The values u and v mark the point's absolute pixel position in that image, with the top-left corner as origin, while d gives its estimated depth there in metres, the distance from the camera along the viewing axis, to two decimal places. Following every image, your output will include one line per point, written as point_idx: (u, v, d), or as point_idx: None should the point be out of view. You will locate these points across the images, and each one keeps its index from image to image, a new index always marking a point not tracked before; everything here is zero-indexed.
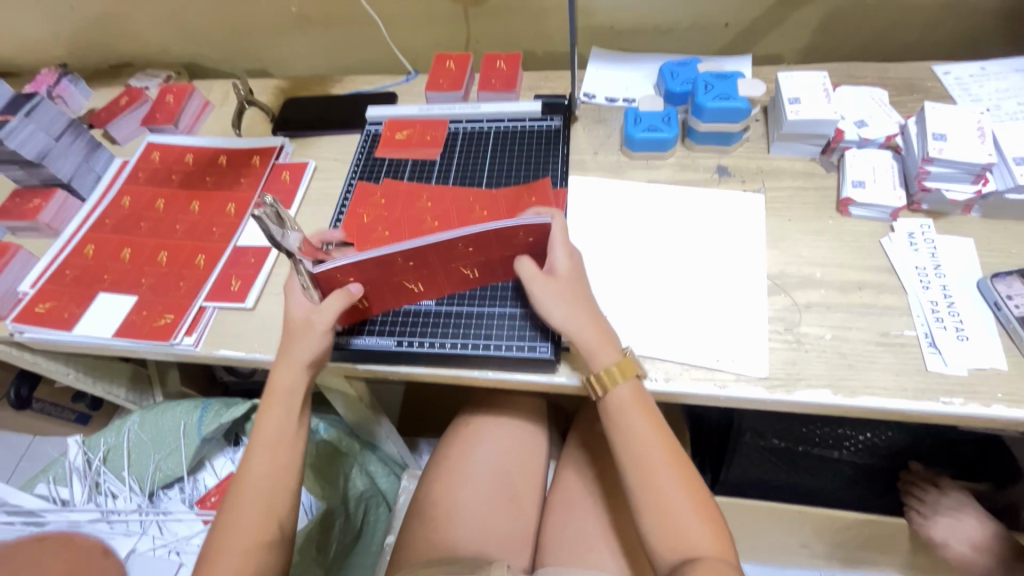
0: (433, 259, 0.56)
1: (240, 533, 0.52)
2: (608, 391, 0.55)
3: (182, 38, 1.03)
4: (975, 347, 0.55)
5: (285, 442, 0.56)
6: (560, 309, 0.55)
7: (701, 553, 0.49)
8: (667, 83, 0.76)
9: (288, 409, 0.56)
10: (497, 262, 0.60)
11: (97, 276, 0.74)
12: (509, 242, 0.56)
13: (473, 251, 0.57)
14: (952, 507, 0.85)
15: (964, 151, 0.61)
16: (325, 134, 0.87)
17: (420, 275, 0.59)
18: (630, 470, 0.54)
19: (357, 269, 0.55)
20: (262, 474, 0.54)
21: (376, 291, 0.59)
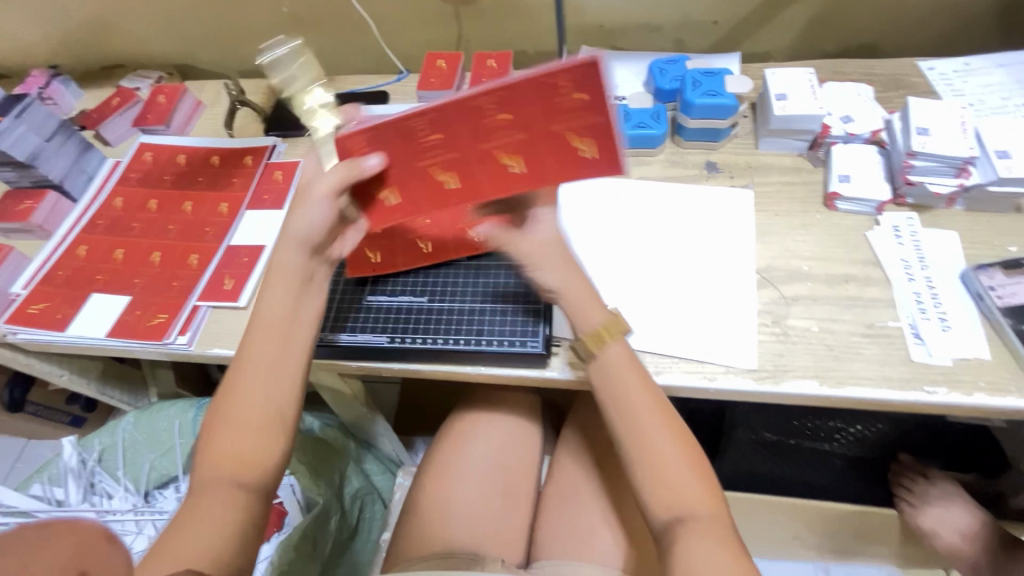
0: (461, 133, 0.50)
1: (235, 425, 0.49)
2: (601, 351, 0.55)
3: (173, 39, 1.03)
4: (958, 337, 0.56)
5: (287, 329, 0.51)
6: (555, 274, 0.56)
7: (697, 511, 0.50)
8: (656, 80, 0.77)
9: (288, 286, 0.52)
10: (540, 142, 0.52)
11: (89, 277, 0.74)
12: (549, 101, 0.48)
13: (511, 119, 0.49)
14: (940, 497, 0.86)
15: (946, 145, 0.62)
16: (317, 134, 0.87)
17: (450, 163, 0.53)
18: (621, 425, 0.54)
19: (375, 140, 0.50)
20: (258, 365, 0.50)
21: (402, 181, 0.54)
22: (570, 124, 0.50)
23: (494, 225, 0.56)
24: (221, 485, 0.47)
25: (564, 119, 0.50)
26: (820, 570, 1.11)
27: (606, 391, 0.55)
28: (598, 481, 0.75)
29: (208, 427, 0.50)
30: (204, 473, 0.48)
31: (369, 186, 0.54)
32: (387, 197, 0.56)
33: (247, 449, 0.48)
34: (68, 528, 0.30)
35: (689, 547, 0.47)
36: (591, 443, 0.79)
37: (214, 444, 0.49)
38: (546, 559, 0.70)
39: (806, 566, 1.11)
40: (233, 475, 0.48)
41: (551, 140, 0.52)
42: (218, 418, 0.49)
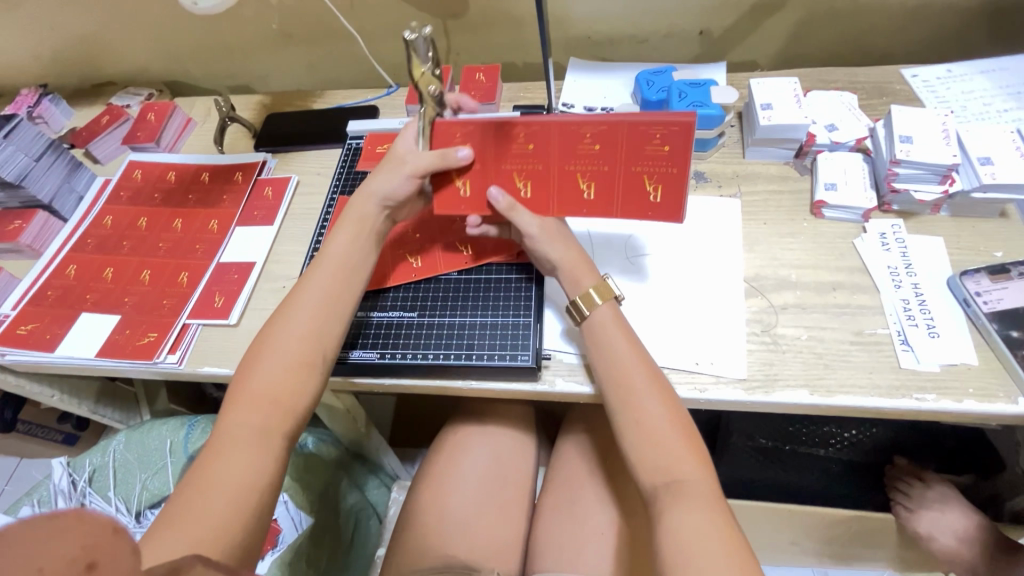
0: (552, 147, 0.57)
1: (274, 360, 0.52)
2: (592, 311, 0.57)
3: (163, 56, 1.04)
4: (946, 343, 0.57)
5: (348, 275, 0.57)
6: (556, 247, 0.59)
7: (687, 476, 0.49)
8: (643, 91, 0.77)
9: (358, 233, 0.59)
10: (619, 181, 0.57)
11: (79, 296, 0.74)
12: (641, 144, 0.55)
13: (600, 152, 0.56)
14: (937, 500, 0.85)
15: (930, 152, 0.63)
16: (307, 149, 0.87)
17: (530, 172, 0.58)
18: (610, 385, 0.55)
19: (474, 131, 0.57)
20: (311, 306, 0.55)
21: (480, 176, 0.59)
22: (650, 174, 0.56)
23: (504, 198, 0.57)
24: (244, 419, 0.50)
25: (650, 168, 0.56)
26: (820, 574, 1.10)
27: (599, 352, 0.56)
28: (597, 485, 0.74)
29: (245, 364, 0.53)
30: (231, 407, 0.51)
31: (450, 174, 0.59)
32: (460, 191, 0.60)
33: (279, 385, 0.51)
34: (76, 520, 0.25)
35: (678, 511, 0.48)
36: (592, 455, 0.78)
37: (249, 386, 0.51)
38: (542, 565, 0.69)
39: (805, 570, 1.11)
40: (249, 414, 0.50)
41: (632, 185, 0.57)
42: (257, 354, 0.53)
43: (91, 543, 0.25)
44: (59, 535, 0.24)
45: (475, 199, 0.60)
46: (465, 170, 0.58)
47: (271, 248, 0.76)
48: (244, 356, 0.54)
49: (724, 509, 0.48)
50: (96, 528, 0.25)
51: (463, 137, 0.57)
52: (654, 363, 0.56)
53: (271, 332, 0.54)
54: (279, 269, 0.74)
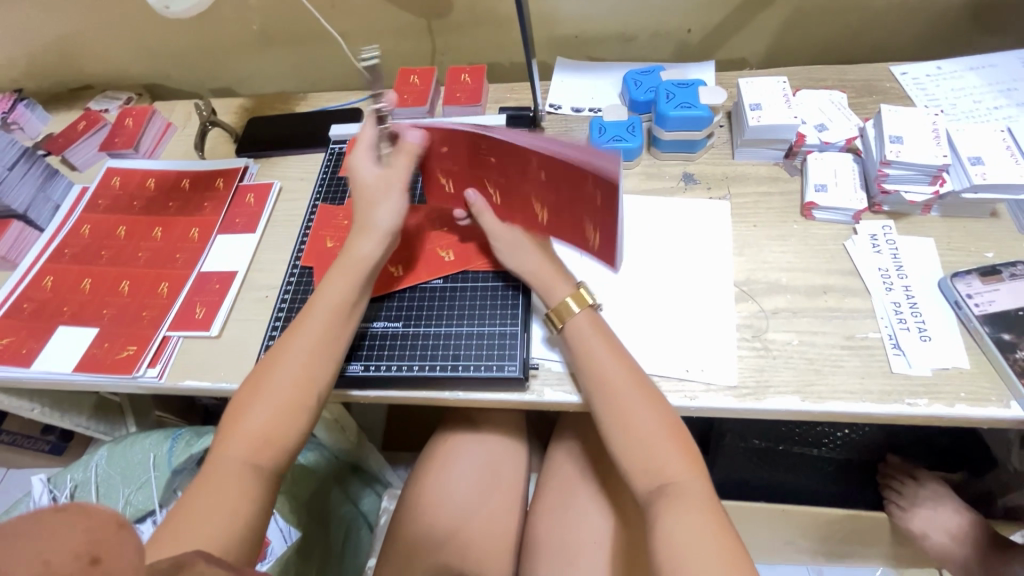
0: (509, 167, 0.58)
1: (268, 402, 0.51)
2: (567, 322, 0.57)
3: (141, 59, 1.01)
4: (938, 347, 0.56)
5: (341, 319, 0.56)
6: (521, 255, 0.61)
7: (678, 478, 0.49)
8: (631, 92, 0.76)
9: (349, 276, 0.57)
10: (568, 210, 0.59)
11: (56, 309, 0.72)
12: (583, 184, 0.55)
13: (550, 182, 0.57)
14: (930, 498, 0.84)
15: (920, 152, 0.62)
16: (290, 153, 0.85)
17: (495, 183, 0.61)
18: (594, 394, 0.54)
19: (446, 139, 0.59)
20: (304, 350, 0.54)
21: (459, 176, 0.63)
22: (593, 210, 0.57)
23: (478, 201, 0.63)
24: (237, 457, 0.49)
25: (594, 205, 0.57)
26: (814, 571, 1.10)
27: (578, 357, 0.55)
28: (590, 490, 0.72)
29: (237, 402, 0.52)
30: (225, 442, 0.50)
31: (434, 172, 0.64)
32: (446, 186, 0.65)
33: (273, 425, 0.50)
34: (81, 512, 0.24)
35: (671, 520, 0.47)
36: (583, 459, 0.75)
37: (243, 423, 0.50)
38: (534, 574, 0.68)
39: (800, 568, 1.10)
40: (244, 451, 0.49)
41: (578, 218, 0.60)
42: (249, 395, 0.52)
43: (97, 535, 0.24)
44: (62, 528, 0.23)
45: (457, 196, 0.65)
46: (446, 169, 0.63)
47: (254, 256, 0.74)
48: (239, 391, 0.53)
49: (719, 511, 0.47)
50: (97, 523, 0.24)
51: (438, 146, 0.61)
52: (636, 364, 0.55)
53: (262, 379, 0.52)
54: (261, 278, 0.72)
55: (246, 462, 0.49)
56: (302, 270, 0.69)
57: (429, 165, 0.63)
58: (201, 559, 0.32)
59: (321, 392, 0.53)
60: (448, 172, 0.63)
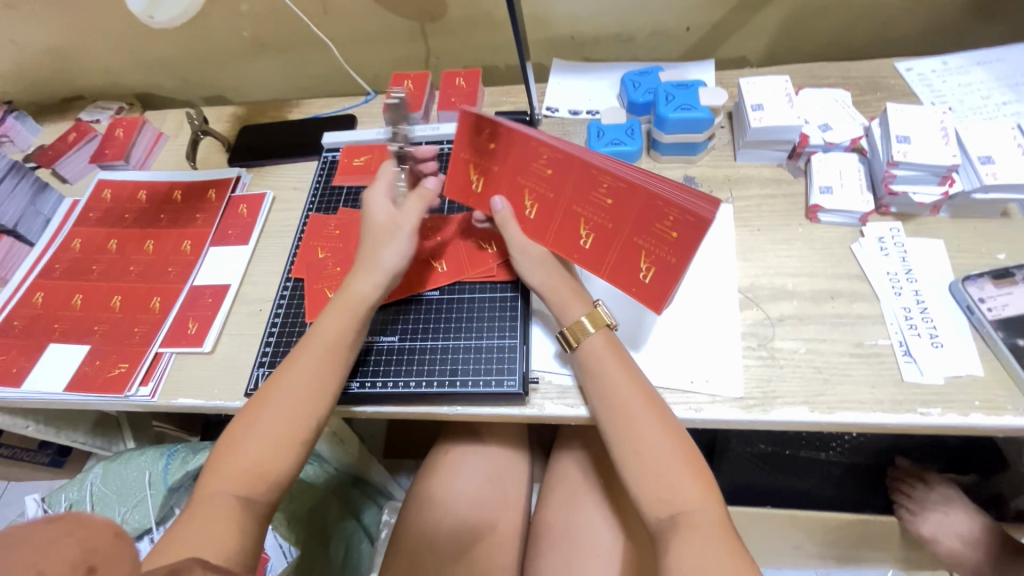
0: (570, 179, 0.56)
1: (259, 435, 0.50)
2: (581, 343, 0.55)
3: (131, 68, 0.99)
4: (950, 353, 0.54)
5: (337, 355, 0.55)
6: (539, 273, 0.58)
7: (691, 506, 0.47)
8: (629, 93, 0.75)
9: (347, 313, 0.56)
10: (622, 242, 0.56)
11: (47, 326, 0.70)
12: (651, 217, 0.54)
13: (613, 210, 0.55)
14: (939, 501, 0.82)
15: (928, 152, 0.60)
16: (283, 162, 0.84)
17: (542, 194, 0.58)
18: (608, 418, 0.52)
19: (499, 135, 0.56)
20: (296, 385, 0.52)
21: (497, 180, 0.59)
22: (650, 249, 0.55)
23: (505, 209, 0.59)
24: (226, 492, 0.48)
25: (653, 242, 0.55)
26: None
27: (593, 381, 0.54)
28: (594, 502, 0.71)
29: (228, 434, 0.51)
30: (214, 475, 0.49)
31: (471, 165, 0.60)
32: (474, 186, 0.60)
33: (264, 458, 0.49)
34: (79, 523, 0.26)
35: (683, 551, 0.45)
36: (587, 470, 0.74)
37: (232, 449, 0.50)
38: None
39: (808, 572, 1.08)
40: (233, 485, 0.48)
41: (626, 257, 0.57)
42: (241, 429, 0.51)
43: (91, 546, 0.25)
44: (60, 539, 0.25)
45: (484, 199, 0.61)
46: (488, 165, 0.59)
47: (247, 269, 0.73)
48: (233, 417, 0.52)
49: (733, 538, 0.46)
50: (95, 533, 0.26)
51: (487, 138, 0.57)
52: (652, 388, 0.54)
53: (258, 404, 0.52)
54: (255, 291, 0.71)
55: (234, 496, 0.48)
56: (294, 283, 0.68)
57: (466, 156, 0.59)
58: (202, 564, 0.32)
59: (312, 423, 0.52)
60: (486, 170, 0.59)
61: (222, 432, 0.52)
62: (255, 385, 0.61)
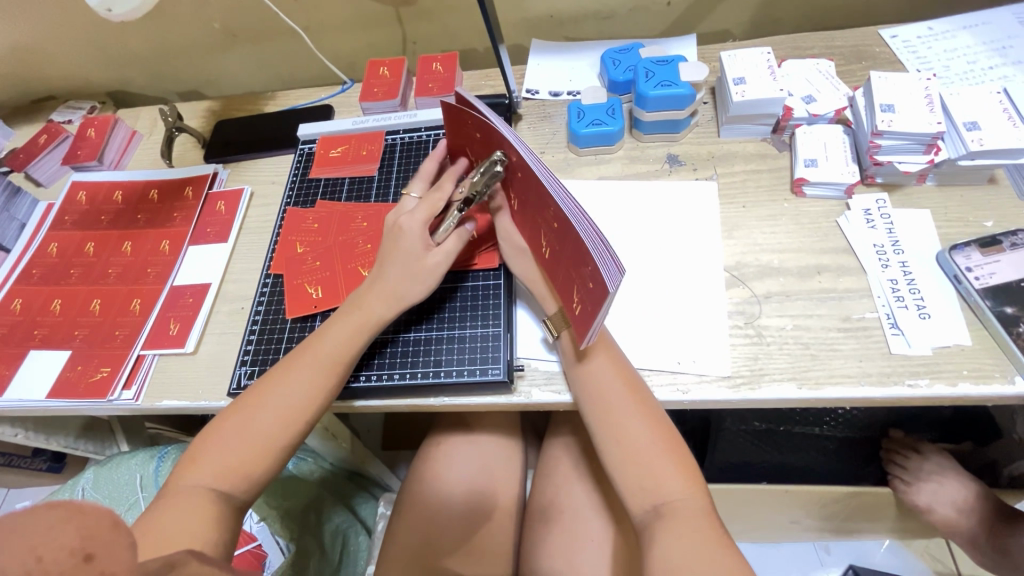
0: (524, 179, 0.51)
1: (246, 434, 0.50)
2: (561, 333, 0.55)
3: (101, 66, 0.97)
4: (938, 324, 0.54)
5: (338, 369, 0.54)
6: (519, 263, 0.59)
7: (675, 495, 0.48)
8: (609, 72, 0.73)
9: (354, 326, 0.55)
10: (563, 266, 0.49)
11: (26, 333, 0.69)
12: (574, 244, 0.45)
13: (556, 231, 0.48)
14: (934, 471, 0.81)
15: (913, 121, 0.59)
16: (260, 156, 0.82)
17: (518, 190, 0.54)
18: (591, 408, 0.52)
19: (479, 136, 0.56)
20: (291, 391, 0.52)
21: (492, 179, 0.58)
22: (579, 284, 0.47)
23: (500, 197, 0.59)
24: (205, 487, 0.48)
25: (580, 276, 0.46)
26: (821, 549, 1.07)
27: (576, 372, 0.54)
28: (587, 486, 0.71)
29: (213, 427, 0.51)
30: (194, 468, 0.49)
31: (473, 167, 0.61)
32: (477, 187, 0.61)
33: (247, 458, 0.49)
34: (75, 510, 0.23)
35: (666, 539, 0.45)
36: (580, 455, 0.74)
37: (214, 451, 0.49)
38: None
39: (806, 547, 1.08)
40: (211, 479, 0.48)
41: (569, 285, 0.50)
42: (228, 425, 0.51)
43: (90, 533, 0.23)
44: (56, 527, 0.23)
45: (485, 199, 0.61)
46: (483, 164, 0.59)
47: (227, 266, 0.72)
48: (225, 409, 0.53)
49: (716, 526, 0.46)
50: (90, 522, 0.24)
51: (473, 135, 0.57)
52: (637, 376, 0.54)
53: (244, 403, 0.52)
54: (236, 289, 0.70)
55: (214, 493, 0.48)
56: (274, 279, 0.67)
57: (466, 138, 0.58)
58: (192, 559, 0.32)
59: (300, 426, 0.52)
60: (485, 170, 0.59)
61: (212, 417, 0.52)
62: (238, 384, 0.60)
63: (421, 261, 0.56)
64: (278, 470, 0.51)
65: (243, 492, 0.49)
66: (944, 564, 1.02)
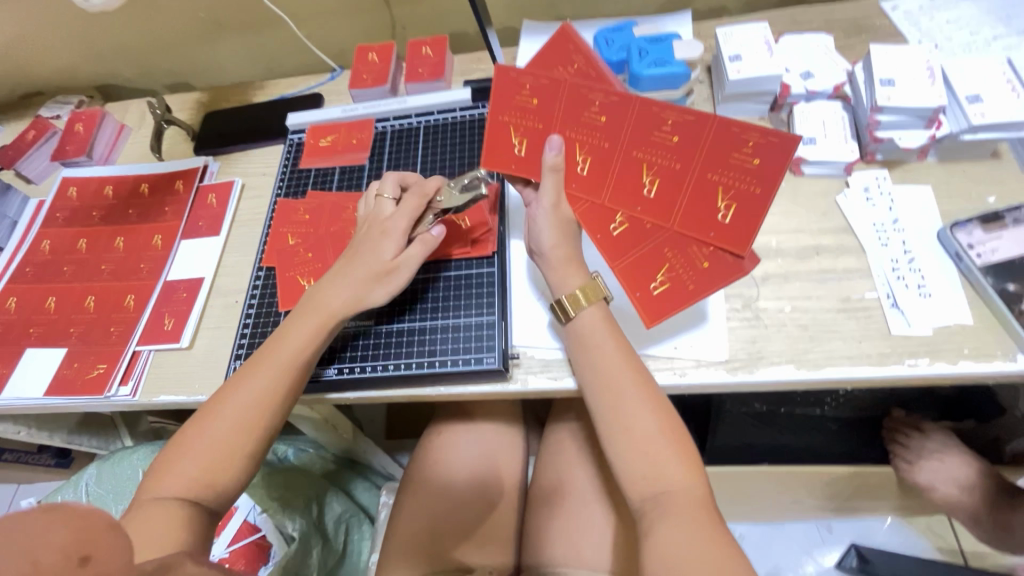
0: (625, 136, 0.54)
1: (207, 443, 0.50)
2: (579, 313, 0.53)
3: (87, 59, 0.95)
4: (938, 303, 0.53)
5: (296, 374, 0.53)
6: (553, 234, 0.54)
7: (674, 486, 0.47)
8: (601, 52, 0.70)
9: (316, 321, 0.55)
10: (657, 231, 0.55)
11: (22, 332, 0.69)
12: (705, 203, 0.53)
13: (660, 205, 0.55)
14: (936, 450, 0.81)
15: (913, 95, 0.57)
16: (250, 147, 0.81)
17: (597, 145, 0.55)
18: (596, 395, 0.51)
19: (549, 87, 0.54)
20: (251, 399, 0.51)
21: (541, 138, 0.56)
22: (676, 257, 0.54)
23: (556, 155, 0.54)
24: (169, 495, 0.48)
25: (697, 235, 0.54)
26: (823, 528, 1.07)
27: (585, 358, 0.53)
28: (587, 472, 0.71)
29: (180, 435, 0.51)
30: (162, 475, 0.49)
31: (511, 124, 0.57)
32: (514, 147, 0.57)
33: (207, 468, 0.49)
34: (73, 513, 0.26)
35: (665, 527, 0.46)
36: (580, 441, 0.73)
37: (206, 448, 0.50)
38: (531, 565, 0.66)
39: (809, 526, 1.08)
40: (199, 477, 0.49)
41: (659, 253, 0.55)
42: (192, 435, 0.51)
43: (87, 535, 0.25)
44: (57, 527, 0.25)
45: (529, 159, 0.57)
46: (527, 120, 0.56)
47: (220, 260, 0.71)
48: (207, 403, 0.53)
49: (713, 517, 0.46)
50: (88, 525, 0.26)
51: (535, 81, 0.55)
52: (641, 363, 0.53)
53: (223, 397, 0.52)
54: (230, 283, 0.69)
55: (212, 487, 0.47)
56: (267, 271, 0.66)
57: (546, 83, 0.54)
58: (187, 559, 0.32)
59: (261, 435, 0.52)
60: (525, 127, 0.56)
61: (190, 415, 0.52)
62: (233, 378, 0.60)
63: (388, 266, 0.56)
64: (245, 477, 0.51)
65: (210, 500, 0.49)
66: (947, 539, 1.02)
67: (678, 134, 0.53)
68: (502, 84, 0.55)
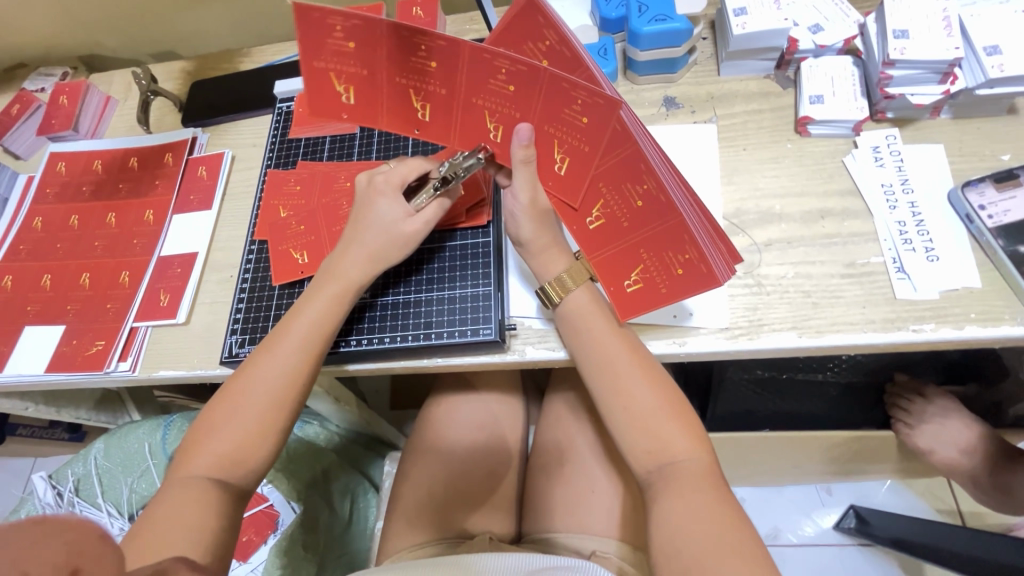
0: (535, 110, 0.47)
1: (224, 417, 0.50)
2: (564, 298, 0.53)
3: (68, 29, 0.92)
4: (946, 267, 0.52)
5: (313, 340, 0.53)
6: (529, 226, 0.54)
7: (679, 456, 0.48)
8: (600, 8, 0.66)
9: (326, 292, 0.54)
10: (626, 232, 0.50)
11: (20, 309, 0.69)
12: (624, 181, 0.48)
13: (623, 210, 0.49)
14: (938, 413, 0.79)
15: (928, 47, 0.54)
16: (239, 117, 0.79)
17: (505, 114, 0.49)
18: (594, 372, 0.52)
19: (447, 50, 0.44)
20: (271, 370, 0.52)
21: (444, 101, 0.49)
22: (647, 260, 0.50)
23: (525, 145, 0.49)
24: (197, 473, 0.48)
25: (642, 229, 0.49)
26: (823, 490, 1.08)
27: (577, 339, 0.53)
28: (590, 439, 0.71)
29: (206, 411, 0.51)
30: (192, 453, 0.49)
31: (410, 89, 0.49)
32: (415, 112, 0.51)
33: (227, 441, 0.49)
34: (62, 523, 0.25)
35: (670, 498, 0.46)
36: (581, 410, 0.73)
37: (213, 421, 0.50)
38: (534, 534, 0.68)
39: (809, 489, 1.09)
40: (209, 461, 0.49)
41: (634, 252, 0.51)
42: (217, 414, 0.50)
43: (76, 548, 0.25)
44: (44, 539, 0.25)
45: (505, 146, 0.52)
46: (422, 80, 0.48)
47: (213, 234, 0.70)
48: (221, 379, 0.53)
49: (718, 485, 0.46)
50: (82, 533, 0.26)
51: (432, 43, 0.44)
52: (636, 337, 0.53)
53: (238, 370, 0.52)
54: (224, 257, 0.69)
55: (219, 457, 0.49)
56: (259, 246, 0.66)
57: (423, 42, 0.44)
58: None
59: (289, 405, 0.52)
60: (425, 90, 0.49)
61: (200, 412, 0.52)
62: (230, 352, 0.60)
63: (399, 229, 0.55)
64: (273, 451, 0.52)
65: (239, 477, 0.49)
66: (945, 501, 1.04)
67: (588, 116, 0.45)
68: (366, 33, 0.45)
